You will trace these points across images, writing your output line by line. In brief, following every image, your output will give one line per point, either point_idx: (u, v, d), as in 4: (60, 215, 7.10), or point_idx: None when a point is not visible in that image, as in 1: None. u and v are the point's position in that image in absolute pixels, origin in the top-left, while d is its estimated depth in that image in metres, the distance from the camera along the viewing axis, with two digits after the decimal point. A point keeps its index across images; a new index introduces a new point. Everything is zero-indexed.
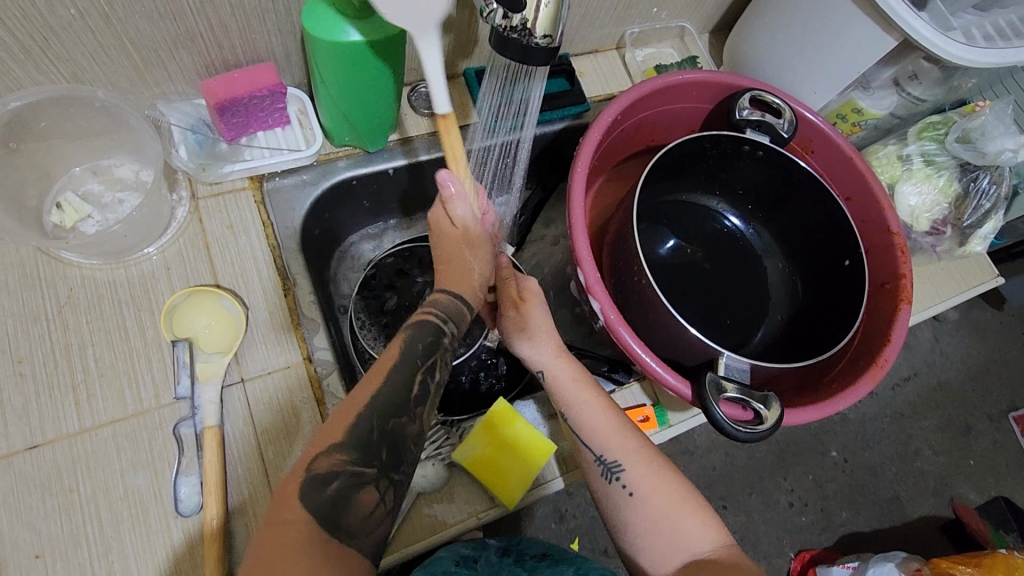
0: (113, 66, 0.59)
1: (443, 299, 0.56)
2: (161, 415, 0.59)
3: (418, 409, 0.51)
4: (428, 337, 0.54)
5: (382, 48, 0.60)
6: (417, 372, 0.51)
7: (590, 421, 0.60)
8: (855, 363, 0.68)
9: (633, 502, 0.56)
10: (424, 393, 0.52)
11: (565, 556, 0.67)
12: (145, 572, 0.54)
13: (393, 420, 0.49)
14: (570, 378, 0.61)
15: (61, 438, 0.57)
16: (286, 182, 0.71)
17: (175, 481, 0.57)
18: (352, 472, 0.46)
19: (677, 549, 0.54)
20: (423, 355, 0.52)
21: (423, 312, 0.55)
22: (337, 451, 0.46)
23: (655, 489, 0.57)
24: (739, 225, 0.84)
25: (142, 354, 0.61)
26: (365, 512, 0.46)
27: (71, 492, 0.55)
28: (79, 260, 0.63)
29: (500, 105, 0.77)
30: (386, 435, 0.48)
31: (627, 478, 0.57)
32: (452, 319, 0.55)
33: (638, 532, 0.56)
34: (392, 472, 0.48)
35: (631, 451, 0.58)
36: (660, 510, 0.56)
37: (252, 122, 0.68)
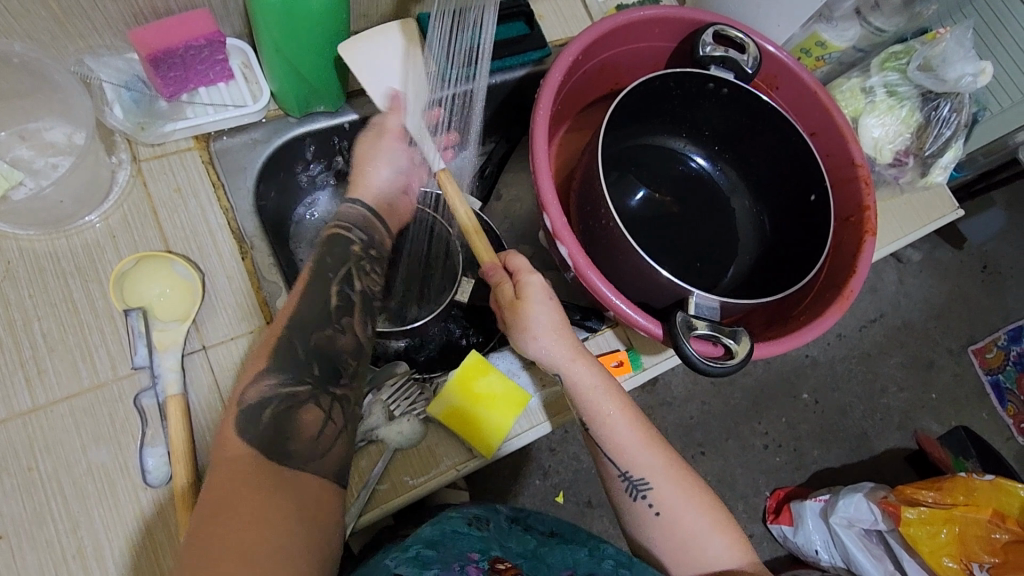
0: (28, 17, 0.55)
1: (348, 210, 0.63)
2: (120, 388, 0.57)
3: (344, 320, 0.56)
4: (339, 247, 0.60)
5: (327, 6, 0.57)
6: (334, 283, 0.57)
7: (615, 426, 0.59)
8: (822, 295, 0.69)
9: (658, 520, 0.58)
10: (346, 301, 0.57)
11: (576, 536, 0.65)
12: (117, 546, 0.53)
13: (316, 334, 0.54)
14: (593, 387, 0.59)
15: (14, 417, 0.55)
16: (235, 141, 0.67)
17: (141, 453, 0.55)
18: (286, 393, 0.51)
19: (692, 556, 0.57)
20: (333, 269, 0.58)
21: (333, 228, 0.61)
22: (268, 377, 0.51)
23: (684, 505, 0.58)
24: (706, 166, 0.83)
25: (93, 327, 0.58)
26: (311, 433, 0.50)
27: (31, 471, 0.53)
28: (15, 231, 0.59)
29: (452, 51, 0.73)
30: (311, 351, 0.53)
31: (652, 497, 0.58)
32: (357, 224, 0.62)
33: (658, 539, 0.58)
34: (330, 387, 0.53)
35: (656, 470, 0.58)
36: (688, 525, 0.57)
37: (192, 77, 0.64)
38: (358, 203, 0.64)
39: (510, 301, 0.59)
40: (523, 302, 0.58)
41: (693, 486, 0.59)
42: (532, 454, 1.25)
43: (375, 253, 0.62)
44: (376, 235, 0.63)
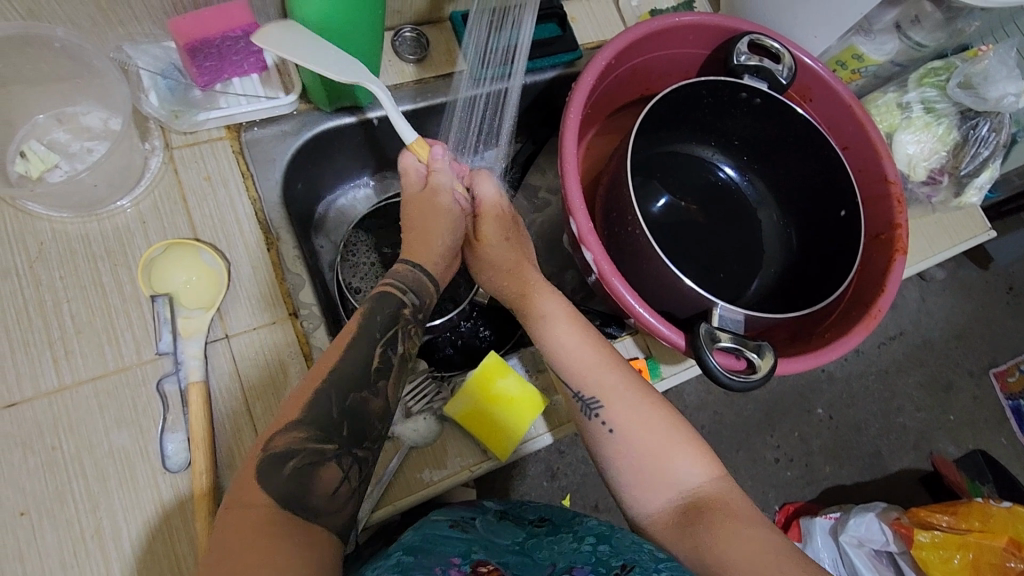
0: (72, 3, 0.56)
1: (405, 270, 0.59)
2: (143, 372, 0.58)
3: (381, 382, 0.53)
4: (389, 309, 0.55)
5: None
6: (377, 344, 0.53)
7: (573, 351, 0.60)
8: (849, 314, 0.67)
9: (612, 438, 0.57)
10: (387, 364, 0.53)
11: (564, 521, 0.62)
12: (135, 529, 0.54)
13: (353, 394, 0.50)
14: (546, 318, 0.62)
15: (39, 396, 0.55)
16: (266, 133, 0.68)
17: (161, 438, 0.56)
18: (313, 449, 0.47)
19: (661, 486, 0.55)
20: (381, 329, 0.54)
21: (382, 286, 0.57)
22: (295, 429, 0.47)
23: (654, 430, 0.56)
24: (733, 176, 0.82)
25: (120, 311, 0.59)
26: (328, 490, 0.47)
27: (53, 450, 0.54)
28: (49, 213, 0.60)
29: (488, 50, 0.74)
30: (346, 412, 0.50)
31: (605, 415, 0.57)
32: (412, 288, 0.57)
33: (622, 467, 0.56)
34: (355, 448, 0.50)
35: (609, 386, 0.59)
36: (650, 447, 0.56)
37: (226, 67, 0.65)
38: (419, 266, 0.59)
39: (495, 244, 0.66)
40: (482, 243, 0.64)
41: (655, 411, 0.57)
42: (541, 455, 1.25)
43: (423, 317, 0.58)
44: (429, 297, 0.59)
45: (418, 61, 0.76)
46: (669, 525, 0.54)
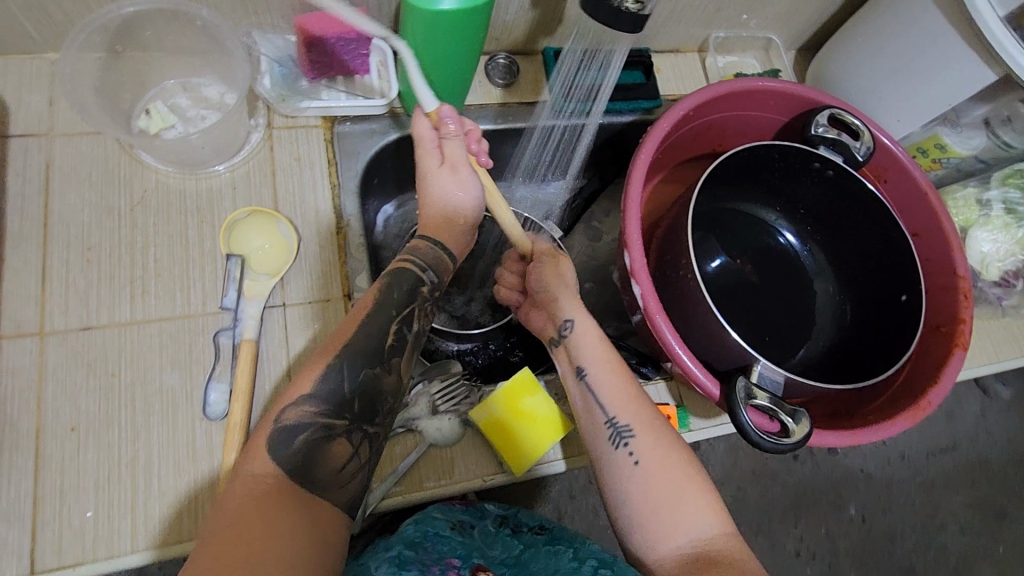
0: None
1: (422, 248, 0.61)
2: (204, 322, 0.62)
3: (394, 359, 0.56)
4: (407, 285, 0.58)
5: (474, 20, 0.62)
6: (393, 322, 0.56)
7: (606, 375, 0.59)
8: (896, 401, 0.65)
9: (637, 472, 0.54)
10: (401, 341, 0.56)
11: (563, 536, 0.66)
12: (167, 465, 0.57)
13: (367, 371, 0.53)
14: (598, 339, 0.61)
15: (112, 325, 0.60)
16: (356, 129, 0.73)
17: (207, 385, 0.60)
18: (323, 424, 0.50)
19: (673, 532, 0.52)
20: (397, 307, 0.57)
21: (402, 262, 0.59)
22: (307, 403, 0.50)
23: (676, 470, 0.54)
24: (794, 243, 0.82)
25: (197, 263, 0.64)
26: (336, 464, 0.50)
27: (112, 377, 0.58)
28: (156, 166, 0.66)
29: (572, 86, 0.78)
30: (358, 388, 0.53)
31: (634, 445, 0.55)
32: (431, 266, 0.60)
33: (637, 503, 0.54)
34: (364, 424, 0.53)
35: (643, 420, 0.57)
36: (671, 489, 0.53)
37: (334, 65, 0.71)
38: (428, 241, 0.62)
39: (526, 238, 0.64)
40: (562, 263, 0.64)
41: (677, 450, 0.56)
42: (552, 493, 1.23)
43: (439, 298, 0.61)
44: (444, 272, 0.62)
45: (506, 86, 0.81)
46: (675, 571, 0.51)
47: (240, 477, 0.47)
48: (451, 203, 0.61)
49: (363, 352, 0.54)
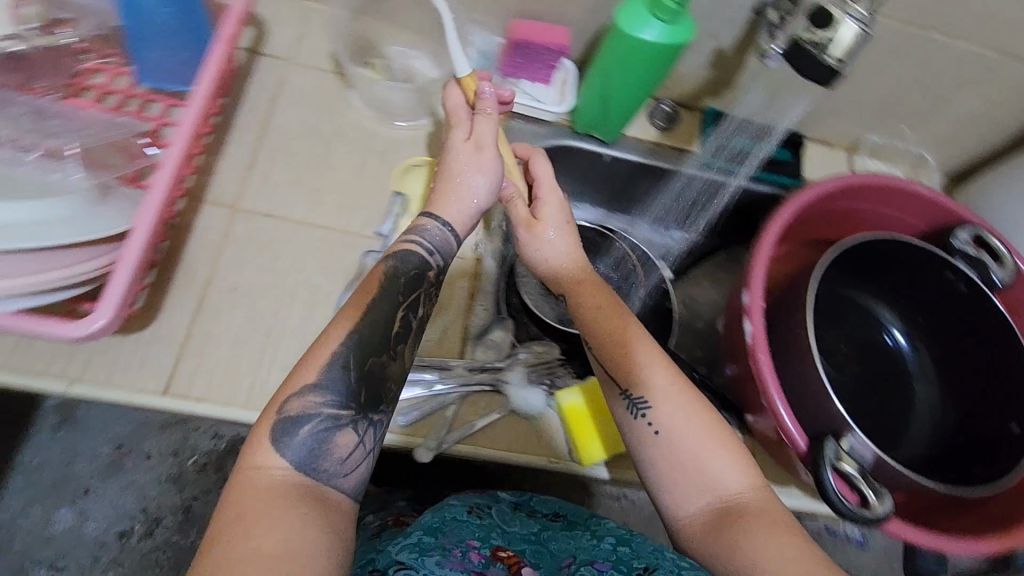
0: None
1: (427, 228, 0.53)
2: (358, 241, 0.71)
3: (399, 345, 0.48)
4: (414, 268, 0.50)
5: (665, 56, 0.70)
6: (399, 307, 0.48)
7: (629, 342, 0.56)
8: (987, 525, 0.63)
9: (660, 441, 0.52)
10: (407, 326, 0.49)
11: (580, 518, 0.62)
12: (293, 345, 0.64)
13: (372, 359, 0.46)
14: (597, 305, 0.58)
15: (288, 219, 0.70)
16: (525, 127, 0.83)
17: (344, 292, 0.67)
18: (327, 415, 0.43)
19: (700, 491, 0.50)
20: (403, 291, 0.49)
21: (405, 243, 0.51)
22: (308, 393, 0.43)
23: (701, 434, 0.51)
24: (902, 346, 0.80)
25: (366, 193, 0.74)
26: (341, 454, 0.43)
27: (275, 260, 0.68)
28: (360, 108, 0.78)
29: (723, 147, 0.86)
30: (364, 375, 0.45)
31: (652, 415, 0.52)
32: (438, 249, 0.52)
33: (661, 468, 0.52)
34: (369, 411, 0.45)
35: (660, 387, 0.53)
36: (698, 454, 0.51)
37: (526, 69, 0.81)
38: (433, 218, 0.53)
39: (528, 220, 0.61)
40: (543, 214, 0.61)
41: (705, 410, 0.53)
42: None
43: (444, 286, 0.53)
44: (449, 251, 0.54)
45: (664, 129, 0.88)
46: (704, 533, 0.49)
47: (252, 472, 0.41)
48: (466, 186, 0.55)
49: (372, 343, 0.46)
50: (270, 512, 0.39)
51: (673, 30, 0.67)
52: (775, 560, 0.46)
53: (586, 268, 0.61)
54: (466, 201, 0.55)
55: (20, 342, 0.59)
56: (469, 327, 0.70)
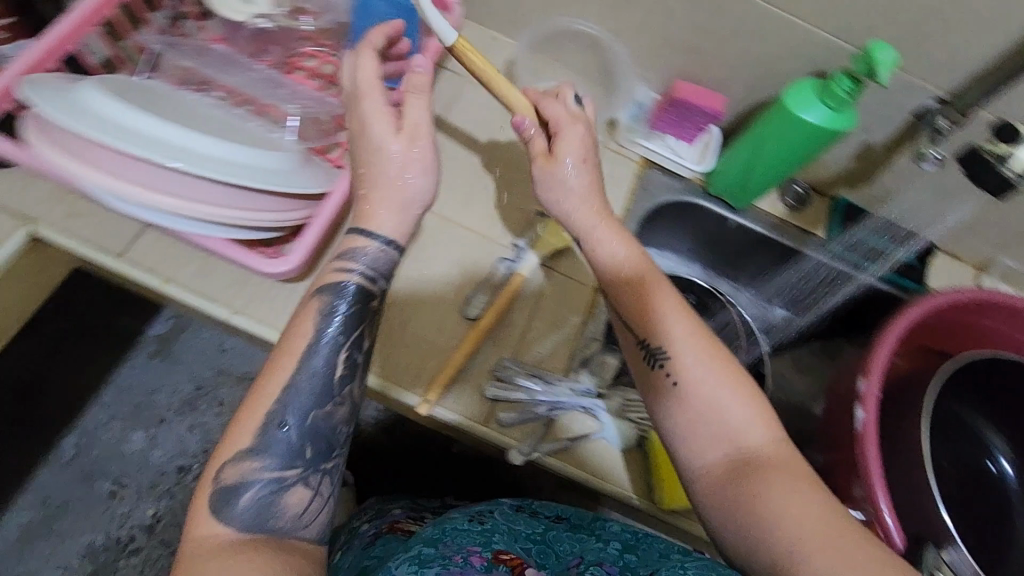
0: (646, 38, 0.81)
1: (362, 241, 0.55)
2: (495, 247, 0.76)
3: (346, 388, 0.54)
4: (358, 300, 0.55)
5: (820, 139, 0.73)
6: (341, 348, 0.54)
7: (646, 292, 0.59)
8: None
9: (677, 393, 0.55)
10: (352, 364, 0.54)
11: (584, 523, 0.69)
12: (422, 327, 0.70)
13: (315, 411, 0.52)
14: (613, 254, 0.61)
15: (438, 215, 0.77)
16: (661, 178, 0.88)
17: (475, 290, 0.73)
18: (273, 479, 0.50)
19: (719, 441, 0.53)
20: (347, 331, 0.54)
21: (332, 274, 0.55)
22: (245, 458, 0.49)
23: (713, 380, 0.54)
24: (1008, 474, 0.77)
25: (510, 207, 0.79)
26: (296, 509, 0.50)
27: (421, 247, 0.74)
28: None
29: (858, 242, 0.88)
30: (308, 431, 0.52)
31: (669, 365, 0.55)
32: (380, 275, 0.55)
33: (682, 414, 0.54)
34: (320, 462, 0.52)
35: (675, 338, 0.56)
36: (716, 397, 0.54)
37: (676, 125, 0.87)
38: (374, 235, 0.55)
39: (545, 156, 0.62)
40: (557, 152, 0.61)
41: (723, 364, 0.55)
42: None
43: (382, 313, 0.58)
44: (391, 261, 0.56)
45: (793, 207, 0.91)
46: (720, 480, 0.52)
47: (195, 544, 0.46)
48: (401, 186, 0.55)
49: (311, 392, 0.52)
50: (237, 565, 0.44)
51: (836, 116, 0.71)
52: (790, 502, 0.48)
53: (604, 216, 0.62)
54: (410, 202, 0.56)
55: (205, 266, 0.67)
56: (577, 349, 0.74)
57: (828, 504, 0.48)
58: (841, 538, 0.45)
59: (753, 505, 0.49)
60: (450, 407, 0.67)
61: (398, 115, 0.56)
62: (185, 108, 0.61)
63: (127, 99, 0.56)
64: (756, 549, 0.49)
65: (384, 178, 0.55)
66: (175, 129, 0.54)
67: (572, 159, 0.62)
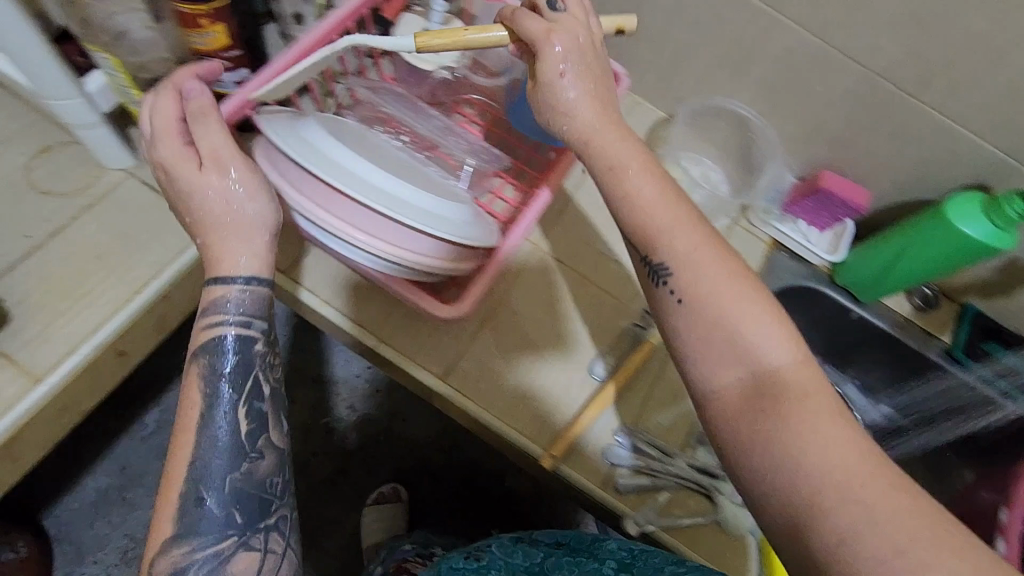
0: (799, 126, 0.82)
1: (207, 300, 0.57)
2: (625, 311, 0.77)
3: (259, 439, 0.57)
4: (247, 352, 0.57)
5: (976, 252, 0.73)
6: (238, 404, 0.56)
7: (651, 205, 0.50)
8: None
9: (682, 310, 0.48)
10: (256, 417, 0.57)
11: (582, 545, 0.64)
12: (550, 380, 0.72)
13: (231, 474, 0.54)
14: (613, 165, 0.52)
15: (574, 271, 0.78)
16: (788, 261, 0.88)
17: (603, 351, 0.74)
18: (210, 554, 0.52)
19: (732, 363, 0.45)
20: (239, 383, 0.57)
21: (204, 332, 0.57)
22: (173, 544, 0.52)
23: (728, 296, 0.46)
24: None
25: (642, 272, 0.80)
26: (244, 568, 0.53)
27: (555, 301, 0.76)
28: None
29: (999, 369, 0.84)
30: (235, 491, 0.54)
31: (673, 283, 0.48)
32: (253, 319, 0.57)
33: (693, 337, 0.47)
34: (258, 521, 0.55)
35: (683, 254, 0.48)
36: (733, 316, 0.45)
37: (812, 212, 0.86)
38: (234, 279, 0.56)
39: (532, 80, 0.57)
40: (540, 75, 0.55)
41: (736, 275, 0.47)
42: None
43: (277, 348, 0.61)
44: (264, 309, 0.58)
45: (920, 309, 0.89)
46: (739, 416, 0.44)
47: None
48: (245, 217, 0.55)
49: (221, 451, 0.54)
50: None
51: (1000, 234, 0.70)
52: (827, 444, 0.40)
53: (607, 121, 0.54)
54: (243, 230, 0.56)
55: (359, 292, 0.71)
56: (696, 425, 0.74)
57: (866, 448, 0.40)
58: (878, 484, 0.38)
59: (781, 450, 0.41)
60: (572, 466, 0.68)
61: (201, 152, 0.55)
62: (387, 155, 0.64)
63: (346, 141, 0.61)
64: (786, 500, 0.40)
65: (229, 224, 0.55)
66: (371, 171, 0.60)
67: (562, 73, 0.54)
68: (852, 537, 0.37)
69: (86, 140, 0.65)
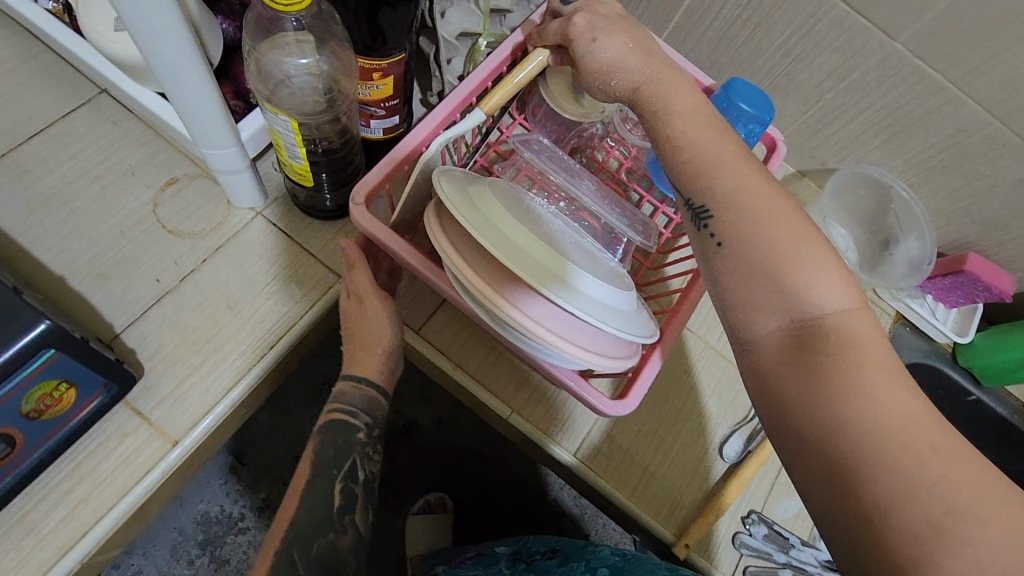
0: (950, 202, 0.77)
1: (343, 390, 0.58)
2: None
3: (348, 517, 0.56)
4: (342, 440, 0.57)
5: None
6: (336, 480, 0.56)
7: (705, 160, 0.46)
8: None
9: (725, 254, 0.43)
10: (348, 496, 0.56)
11: (575, 551, 0.71)
12: (680, 460, 0.69)
13: (319, 544, 0.54)
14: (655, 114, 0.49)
15: (703, 340, 0.75)
16: (911, 337, 0.85)
17: (733, 431, 0.71)
18: None
19: (782, 309, 0.40)
20: (338, 464, 0.56)
21: (331, 414, 0.58)
22: None
23: (775, 233, 0.41)
24: None
25: None
26: None
27: (684, 373, 0.73)
28: None
29: None
30: (315, 559, 0.53)
31: (715, 224, 0.44)
32: (361, 412, 0.58)
33: (739, 285, 0.42)
34: None
35: (729, 194, 0.44)
36: (794, 264, 0.40)
37: (945, 290, 0.81)
38: (354, 379, 0.58)
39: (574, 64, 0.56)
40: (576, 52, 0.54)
41: (792, 213, 0.42)
42: None
43: (378, 434, 0.60)
44: (376, 408, 0.59)
45: None
46: (781, 371, 0.40)
47: None
48: (372, 338, 0.58)
49: (318, 522, 0.54)
50: None
51: None
52: (896, 411, 0.36)
53: (656, 67, 0.51)
54: (375, 343, 0.58)
55: (491, 356, 0.69)
56: None
57: (917, 408, 0.37)
58: (954, 454, 0.35)
59: (823, 411, 0.37)
60: (702, 554, 0.67)
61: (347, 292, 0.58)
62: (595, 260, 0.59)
63: (568, 251, 0.57)
64: (824, 463, 0.37)
65: (360, 337, 0.58)
66: (598, 285, 0.55)
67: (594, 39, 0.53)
68: (888, 502, 0.34)
69: (224, 183, 0.61)
